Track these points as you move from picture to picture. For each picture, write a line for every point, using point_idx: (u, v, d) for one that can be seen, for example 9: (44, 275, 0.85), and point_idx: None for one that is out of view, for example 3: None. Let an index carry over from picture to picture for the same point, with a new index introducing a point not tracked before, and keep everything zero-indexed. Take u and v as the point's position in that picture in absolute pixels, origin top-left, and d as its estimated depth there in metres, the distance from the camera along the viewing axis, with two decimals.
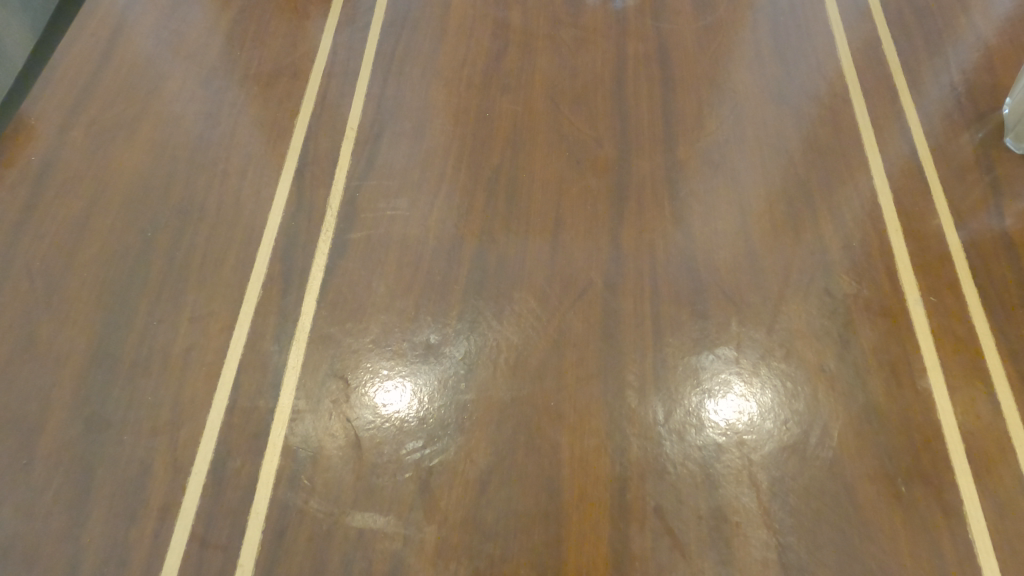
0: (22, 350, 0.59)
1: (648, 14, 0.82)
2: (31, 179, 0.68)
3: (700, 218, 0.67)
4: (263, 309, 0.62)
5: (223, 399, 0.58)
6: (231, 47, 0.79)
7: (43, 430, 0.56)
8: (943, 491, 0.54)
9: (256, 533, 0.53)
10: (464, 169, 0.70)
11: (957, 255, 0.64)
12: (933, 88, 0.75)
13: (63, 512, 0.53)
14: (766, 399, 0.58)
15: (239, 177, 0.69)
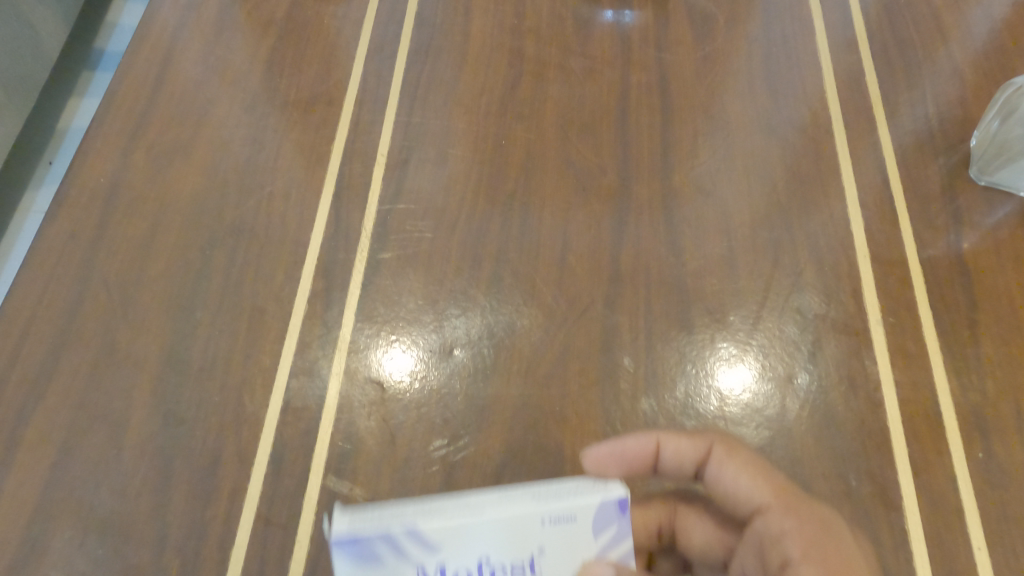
0: (105, 355, 0.69)
1: (651, 43, 0.90)
2: (101, 199, 0.77)
3: (692, 241, 0.76)
4: (309, 320, 0.72)
5: (278, 399, 0.68)
6: (271, 72, 0.87)
7: (129, 424, 0.66)
8: (889, 489, 0.64)
9: (310, 513, 0.63)
10: (483, 193, 0.79)
11: (918, 280, 0.73)
12: (908, 120, 0.83)
13: (150, 494, 0.63)
14: (742, 406, 0.68)
15: (284, 200, 0.78)
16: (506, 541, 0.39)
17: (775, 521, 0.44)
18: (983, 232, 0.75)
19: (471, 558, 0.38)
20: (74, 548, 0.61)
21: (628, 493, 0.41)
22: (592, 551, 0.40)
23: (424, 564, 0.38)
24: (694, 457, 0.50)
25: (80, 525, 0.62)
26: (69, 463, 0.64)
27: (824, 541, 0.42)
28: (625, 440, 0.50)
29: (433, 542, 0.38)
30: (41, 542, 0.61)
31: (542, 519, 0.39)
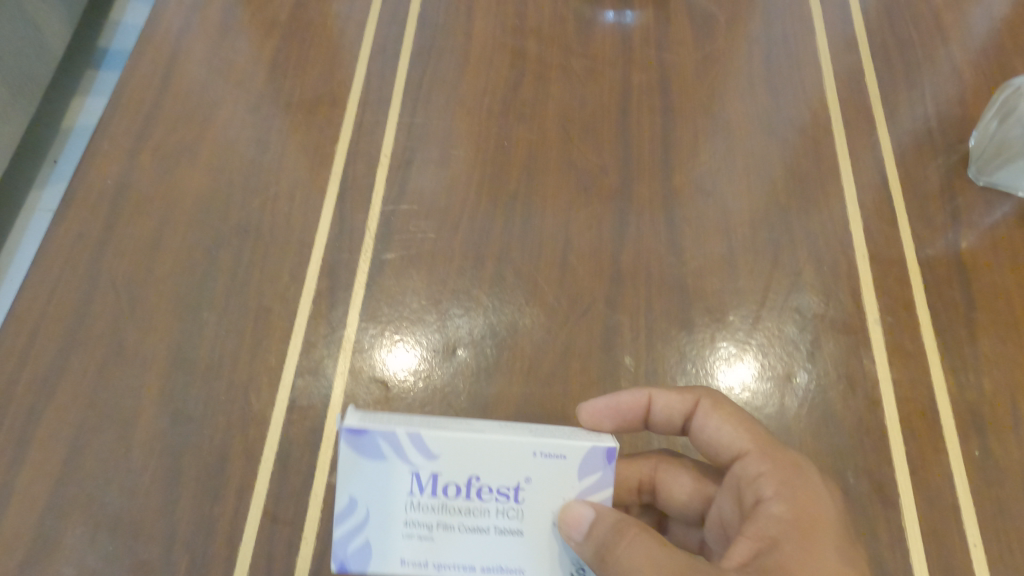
0: (114, 354, 0.70)
1: (652, 44, 0.90)
2: (108, 200, 0.78)
3: (692, 240, 0.77)
4: (313, 319, 0.73)
5: (284, 398, 0.69)
6: (275, 73, 0.88)
7: (138, 423, 0.67)
8: (886, 486, 0.64)
9: (316, 510, 0.64)
10: (485, 193, 0.80)
11: (916, 279, 0.74)
12: (908, 120, 0.84)
13: (159, 492, 0.64)
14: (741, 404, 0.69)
15: (289, 201, 0.79)
16: (498, 464, 0.41)
17: (753, 465, 0.45)
18: (981, 231, 0.76)
19: (463, 474, 0.41)
20: (85, 544, 0.62)
21: (618, 446, 0.42)
22: (574, 494, 0.42)
23: (421, 468, 0.41)
24: (683, 411, 0.50)
25: (91, 522, 0.63)
26: (79, 461, 0.65)
27: (797, 480, 0.43)
28: (619, 394, 0.50)
29: (433, 451, 0.41)
30: (52, 539, 0.62)
31: (534, 452, 0.41)
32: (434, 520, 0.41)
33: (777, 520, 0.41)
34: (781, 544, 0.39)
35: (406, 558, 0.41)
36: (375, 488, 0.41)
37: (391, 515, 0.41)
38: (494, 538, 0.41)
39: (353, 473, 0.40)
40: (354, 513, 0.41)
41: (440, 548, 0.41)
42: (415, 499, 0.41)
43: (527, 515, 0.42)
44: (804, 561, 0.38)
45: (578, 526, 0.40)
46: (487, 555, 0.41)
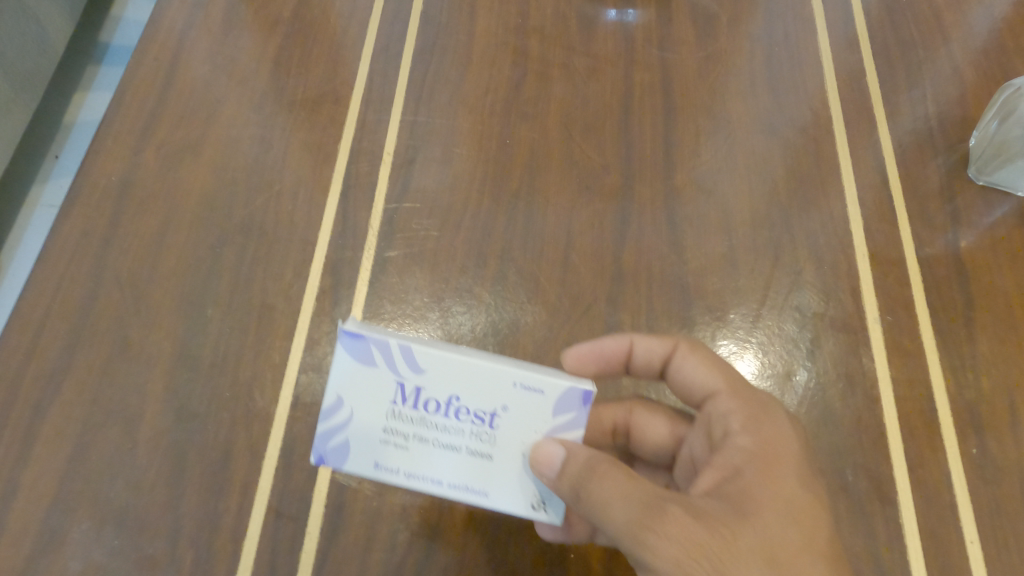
0: (119, 351, 0.71)
1: (654, 42, 0.91)
2: (113, 198, 0.79)
3: (693, 239, 0.77)
4: (317, 317, 0.73)
5: (287, 395, 0.69)
6: (279, 71, 0.89)
7: (143, 419, 0.68)
8: (884, 483, 0.65)
9: (319, 506, 0.65)
10: (487, 191, 0.80)
11: (915, 278, 0.74)
12: (908, 120, 0.84)
13: (164, 487, 0.65)
14: None
15: (292, 198, 0.80)
16: (480, 388, 0.42)
17: (723, 404, 0.46)
18: (981, 231, 0.77)
19: (445, 392, 0.42)
20: (91, 539, 0.63)
21: (595, 389, 0.42)
22: (546, 429, 0.43)
23: (407, 380, 0.42)
24: (661, 355, 0.52)
25: (97, 517, 0.64)
26: (84, 457, 0.66)
27: (762, 416, 0.44)
28: (603, 340, 0.52)
29: (421, 365, 0.42)
30: (59, 534, 0.63)
31: (515, 382, 0.42)
32: (411, 431, 0.42)
33: (742, 451, 0.43)
34: (743, 472, 0.41)
35: (382, 462, 0.42)
36: (360, 392, 0.42)
37: (373, 420, 0.42)
38: (465, 457, 0.42)
39: (342, 374, 0.42)
40: (339, 412, 0.42)
41: (414, 459, 0.42)
42: (397, 408, 0.42)
43: (499, 442, 0.43)
44: (764, 489, 0.40)
45: (549, 463, 0.41)
46: (456, 473, 0.43)
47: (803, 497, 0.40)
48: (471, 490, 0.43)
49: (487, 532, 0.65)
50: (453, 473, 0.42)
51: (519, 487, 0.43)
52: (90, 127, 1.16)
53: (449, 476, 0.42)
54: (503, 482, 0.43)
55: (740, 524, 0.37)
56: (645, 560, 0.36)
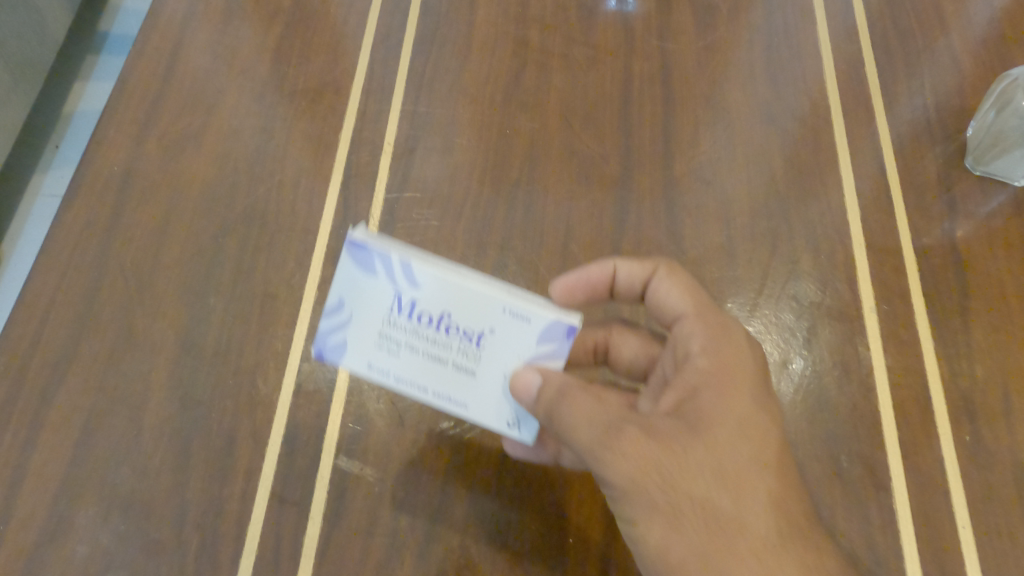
0: (124, 340, 0.71)
1: (653, 32, 0.91)
2: (115, 188, 0.79)
3: (692, 229, 0.78)
4: (319, 306, 0.74)
5: (290, 383, 0.70)
6: (279, 61, 0.89)
7: (147, 407, 0.68)
8: (878, 470, 0.66)
9: (321, 492, 0.66)
10: (488, 182, 0.81)
11: (911, 268, 0.75)
12: (907, 110, 0.84)
13: (170, 474, 0.66)
14: None
15: (294, 188, 0.80)
16: (470, 309, 0.45)
17: (687, 326, 0.51)
18: (977, 221, 0.77)
19: (437, 308, 0.45)
20: (97, 524, 0.64)
21: (580, 324, 0.44)
22: (527, 356, 0.46)
23: (403, 292, 0.45)
24: (642, 279, 0.56)
25: (103, 503, 0.65)
26: (90, 444, 0.67)
27: (722, 339, 0.49)
28: (589, 269, 0.57)
29: (418, 280, 0.44)
30: (66, 519, 0.64)
31: (504, 308, 0.45)
32: (404, 340, 0.46)
33: (699, 371, 0.47)
34: (700, 391, 0.46)
35: (374, 362, 0.47)
36: (361, 297, 0.46)
37: (371, 324, 0.46)
38: (450, 371, 0.46)
39: (346, 278, 0.45)
40: (341, 312, 0.47)
41: (403, 365, 0.47)
42: (393, 317, 0.46)
43: (483, 360, 0.46)
44: (717, 406, 0.45)
45: (526, 388, 0.45)
46: (441, 383, 0.47)
47: (755, 411, 0.45)
48: (452, 401, 0.47)
49: (486, 455, 0.68)
50: (438, 383, 0.46)
51: (497, 404, 0.47)
52: (92, 117, 1.16)
53: (433, 385, 0.47)
54: (482, 396, 0.47)
55: (691, 441, 0.43)
56: (603, 470, 0.43)
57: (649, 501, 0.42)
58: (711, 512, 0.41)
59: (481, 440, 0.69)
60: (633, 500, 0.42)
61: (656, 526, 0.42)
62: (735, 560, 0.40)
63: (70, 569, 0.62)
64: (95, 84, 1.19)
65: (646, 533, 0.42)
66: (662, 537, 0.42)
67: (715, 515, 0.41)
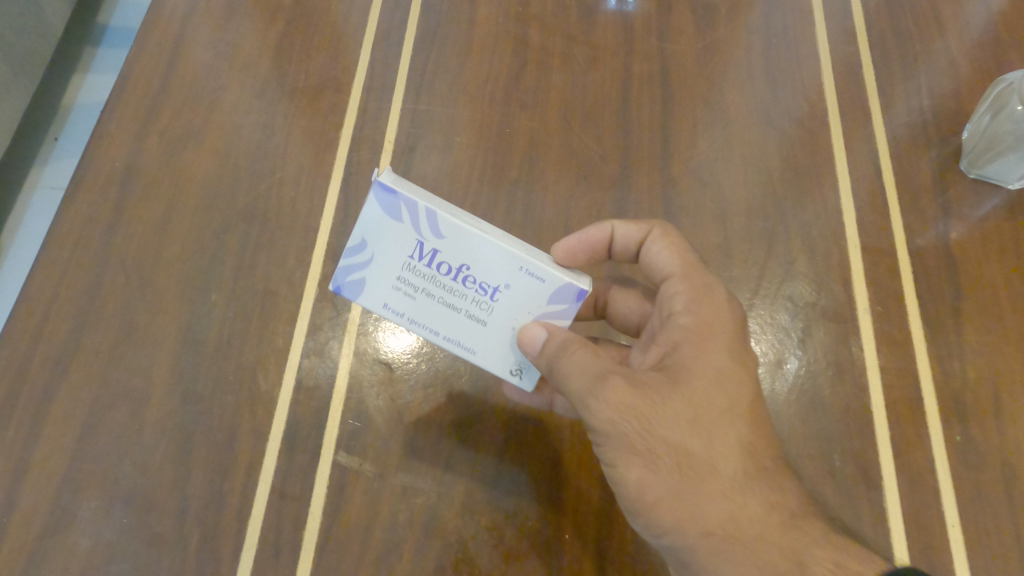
0: (126, 335, 0.72)
1: (653, 32, 0.92)
2: (117, 183, 0.80)
3: (689, 229, 0.78)
4: (320, 302, 0.75)
5: (290, 379, 0.71)
6: (280, 58, 0.89)
7: (149, 401, 0.69)
8: (870, 469, 0.67)
9: (321, 487, 0.66)
10: (487, 180, 0.82)
11: (905, 270, 0.76)
12: (903, 112, 0.85)
13: (171, 467, 0.67)
14: None
15: (295, 185, 0.81)
16: (489, 263, 0.48)
17: (672, 285, 0.53)
18: (971, 223, 0.78)
19: (458, 259, 0.48)
20: (100, 517, 0.65)
21: (590, 289, 0.49)
22: (535, 313, 0.50)
23: (427, 241, 0.48)
24: (637, 239, 0.59)
25: (106, 496, 0.65)
26: (92, 438, 0.67)
27: (704, 298, 0.52)
28: (588, 230, 0.59)
29: (442, 231, 0.48)
30: (69, 512, 0.65)
31: (521, 267, 0.49)
32: (421, 285, 0.50)
33: (680, 328, 0.50)
34: (681, 346, 0.49)
35: (392, 302, 0.51)
36: (384, 239, 0.49)
37: (390, 267, 0.50)
38: (462, 318, 0.51)
39: (371, 221, 0.48)
40: (363, 252, 0.49)
41: (419, 307, 0.51)
42: (414, 262, 0.49)
43: (495, 312, 0.50)
44: (695, 360, 0.48)
45: (532, 342, 0.49)
46: (452, 328, 0.51)
47: (733, 366, 0.49)
48: (461, 346, 0.51)
49: (487, 440, 0.69)
50: (450, 328, 0.51)
51: (501, 353, 0.51)
52: (95, 108, 1.16)
53: (445, 329, 0.51)
54: (489, 344, 0.51)
55: (670, 391, 0.47)
56: (589, 416, 0.47)
57: (627, 443, 0.46)
58: (681, 453, 0.46)
59: (484, 426, 0.70)
60: (613, 442, 0.47)
61: (632, 465, 0.46)
62: (699, 492, 0.45)
63: (73, 562, 0.63)
64: (98, 75, 1.19)
65: (623, 473, 0.47)
66: (638, 476, 0.46)
67: (685, 456, 0.46)
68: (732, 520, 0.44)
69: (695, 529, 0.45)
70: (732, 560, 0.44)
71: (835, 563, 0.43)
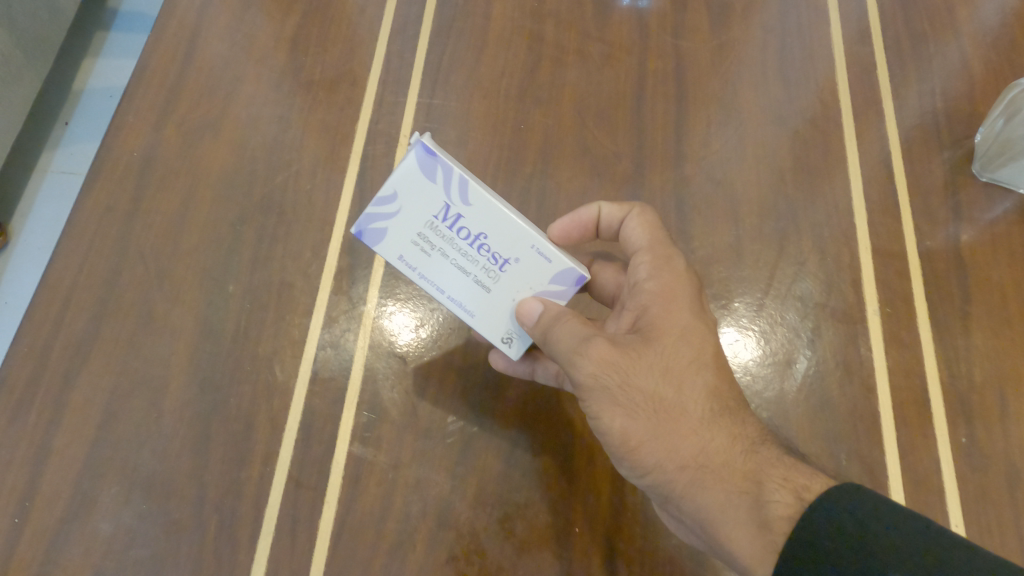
0: (144, 325, 0.73)
1: (668, 30, 0.92)
2: (135, 173, 0.81)
3: (702, 229, 0.79)
4: (335, 295, 0.76)
5: (306, 371, 0.72)
6: (297, 50, 0.90)
7: (167, 391, 0.70)
8: (876, 469, 0.68)
9: (336, 477, 0.68)
10: (501, 176, 0.82)
11: (916, 272, 0.77)
12: (916, 114, 0.86)
13: (190, 456, 0.68)
14: (743, 379, 0.72)
15: (311, 178, 0.81)
16: (506, 235, 0.51)
17: (640, 258, 0.56)
18: (981, 227, 0.79)
19: (477, 227, 0.51)
20: (120, 503, 0.66)
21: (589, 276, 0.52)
22: (535, 289, 0.53)
23: (453, 205, 0.51)
24: (618, 219, 0.61)
25: (126, 483, 0.67)
26: (113, 425, 0.69)
27: (667, 267, 0.55)
28: (578, 211, 0.62)
29: (470, 199, 0.51)
30: (90, 498, 0.66)
31: (534, 245, 0.52)
32: (437, 245, 0.52)
33: (649, 293, 0.54)
34: (648, 310, 0.53)
35: (406, 256, 0.52)
36: (413, 195, 0.51)
37: (412, 222, 0.52)
38: (468, 281, 0.53)
39: (406, 175, 0.50)
40: (390, 203, 0.51)
41: (430, 265, 0.53)
42: (436, 223, 0.52)
43: (500, 282, 0.53)
44: (664, 318, 0.52)
45: (528, 315, 0.51)
46: (457, 289, 0.53)
47: (695, 322, 0.52)
48: (462, 307, 0.53)
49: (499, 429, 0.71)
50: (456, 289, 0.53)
51: (497, 320, 0.54)
52: (114, 91, 1.17)
53: (451, 288, 0.53)
54: (488, 310, 0.54)
55: (644, 349, 0.50)
56: (575, 374, 0.49)
57: (610, 396, 0.48)
58: (658, 401, 0.48)
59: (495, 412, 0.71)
60: (595, 396, 0.49)
61: (615, 416, 0.49)
62: (674, 433, 0.48)
63: (94, 546, 0.65)
64: (115, 59, 1.20)
65: (608, 424, 0.49)
66: (621, 426, 0.49)
67: (661, 403, 0.48)
68: (703, 453, 0.48)
69: (673, 466, 0.48)
70: (704, 488, 0.48)
71: (783, 476, 0.48)
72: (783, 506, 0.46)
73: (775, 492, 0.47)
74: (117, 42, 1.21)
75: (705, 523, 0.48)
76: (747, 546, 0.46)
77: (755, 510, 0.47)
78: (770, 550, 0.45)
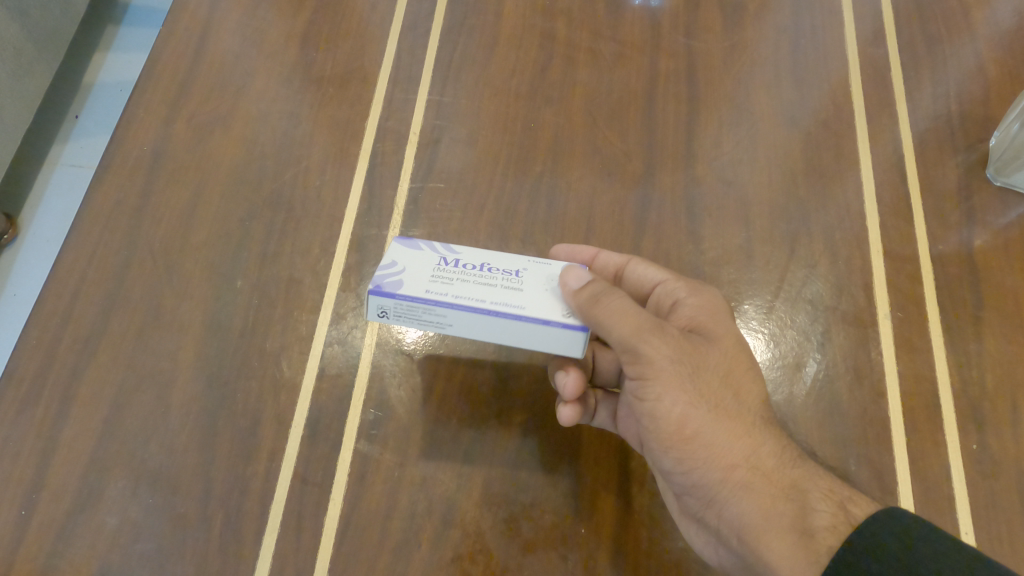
0: (152, 318, 0.73)
1: (680, 29, 0.91)
2: (145, 167, 0.81)
3: (712, 230, 0.79)
4: (343, 292, 0.76)
5: (313, 367, 0.72)
6: (307, 46, 0.90)
7: (174, 385, 0.70)
8: (886, 474, 0.67)
9: (342, 474, 0.67)
10: (511, 174, 0.82)
11: (927, 278, 0.76)
12: (929, 117, 0.85)
13: (196, 451, 0.68)
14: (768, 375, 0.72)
15: (320, 173, 0.81)
16: (505, 257, 0.56)
17: (670, 284, 0.62)
18: (994, 231, 0.78)
19: (479, 259, 0.56)
20: (126, 497, 0.66)
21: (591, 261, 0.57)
22: (559, 272, 0.55)
23: (448, 255, 0.56)
24: (617, 264, 0.66)
25: (132, 477, 0.67)
26: (120, 419, 0.69)
27: (699, 287, 0.61)
28: (573, 249, 0.68)
29: (459, 249, 0.57)
30: (96, 491, 0.66)
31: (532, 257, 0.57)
32: (454, 277, 0.54)
33: (694, 307, 0.59)
34: (699, 319, 0.58)
35: (430, 289, 0.53)
36: (411, 258, 0.55)
37: (421, 272, 0.54)
38: (500, 288, 0.53)
39: (398, 250, 0.56)
40: (393, 268, 0.54)
41: (459, 289, 0.53)
42: (442, 266, 0.55)
43: (526, 280, 0.54)
44: (716, 325, 0.58)
45: (577, 276, 0.53)
46: (494, 296, 0.52)
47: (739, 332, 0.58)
48: (508, 304, 0.52)
49: (509, 429, 0.71)
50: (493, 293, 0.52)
51: (547, 303, 0.52)
52: (125, 85, 1.17)
53: (488, 296, 0.52)
54: (532, 299, 0.53)
55: (709, 346, 0.55)
56: (645, 352, 0.52)
57: (681, 379, 0.53)
58: (722, 398, 0.53)
59: (507, 412, 0.71)
60: (663, 377, 0.53)
61: (679, 399, 0.53)
62: (729, 432, 0.53)
63: (100, 540, 0.64)
64: (126, 53, 1.20)
65: (668, 408, 0.53)
66: (682, 411, 0.53)
67: (724, 399, 0.53)
68: (754, 457, 0.52)
69: (726, 464, 0.52)
70: (752, 491, 0.51)
71: (826, 489, 0.52)
72: (827, 517, 0.50)
73: (818, 503, 0.51)
74: (128, 36, 1.21)
75: (743, 528, 0.51)
76: (785, 556, 0.49)
77: (799, 518, 0.50)
78: (809, 562, 0.47)
